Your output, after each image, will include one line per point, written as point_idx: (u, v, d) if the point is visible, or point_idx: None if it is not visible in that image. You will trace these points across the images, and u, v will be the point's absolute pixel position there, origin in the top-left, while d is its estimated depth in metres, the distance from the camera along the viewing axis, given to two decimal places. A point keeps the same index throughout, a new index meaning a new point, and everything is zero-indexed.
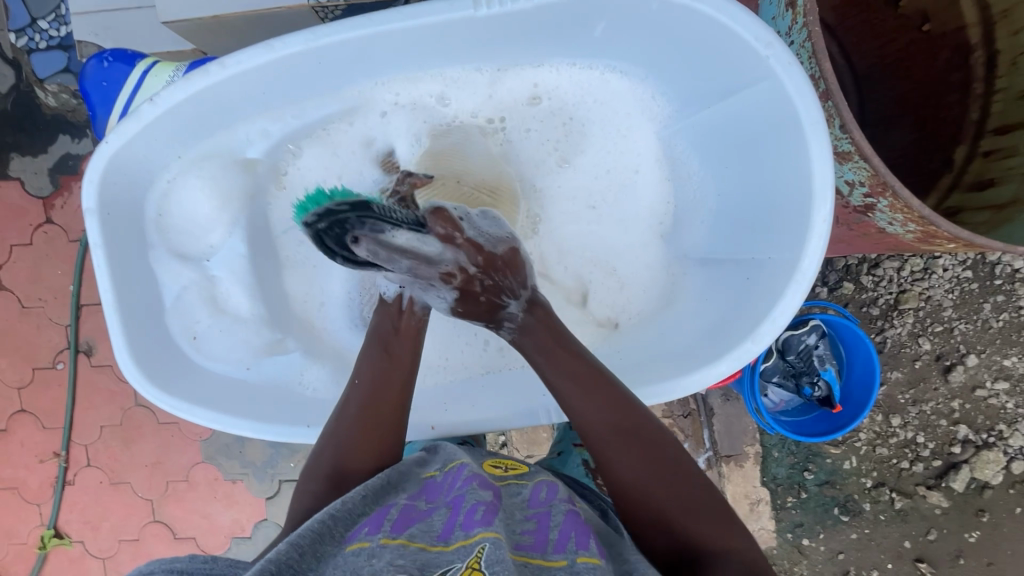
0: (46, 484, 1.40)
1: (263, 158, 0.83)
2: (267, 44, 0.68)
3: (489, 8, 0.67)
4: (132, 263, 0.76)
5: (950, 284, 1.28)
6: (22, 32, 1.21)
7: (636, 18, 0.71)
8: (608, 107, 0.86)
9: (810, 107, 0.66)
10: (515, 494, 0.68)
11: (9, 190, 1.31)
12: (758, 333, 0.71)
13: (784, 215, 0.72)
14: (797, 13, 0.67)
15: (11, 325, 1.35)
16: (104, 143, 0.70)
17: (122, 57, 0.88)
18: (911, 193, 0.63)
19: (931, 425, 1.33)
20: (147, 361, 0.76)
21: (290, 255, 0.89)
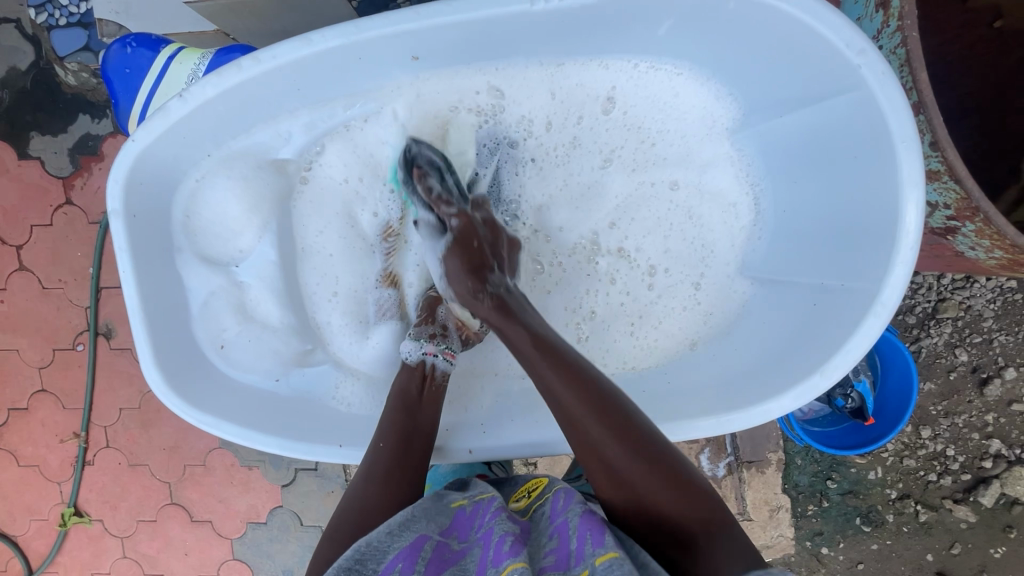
0: (67, 463, 1.42)
1: (295, 159, 0.81)
2: (304, 38, 0.65)
3: (547, 2, 0.63)
4: (160, 270, 0.74)
5: (993, 294, 1.23)
6: (42, 8, 1.18)
7: (703, 16, 0.67)
8: (665, 112, 0.81)
9: (903, 122, 0.61)
10: (541, 521, 0.62)
11: (30, 169, 1.29)
12: (829, 367, 0.68)
13: (866, 238, 0.69)
14: (891, 16, 0.62)
15: (31, 305, 1.35)
16: (132, 140, 0.68)
17: (146, 43, 0.85)
18: (1004, 220, 0.59)
19: (962, 438, 1.29)
20: (173, 373, 0.74)
21: (317, 260, 0.86)
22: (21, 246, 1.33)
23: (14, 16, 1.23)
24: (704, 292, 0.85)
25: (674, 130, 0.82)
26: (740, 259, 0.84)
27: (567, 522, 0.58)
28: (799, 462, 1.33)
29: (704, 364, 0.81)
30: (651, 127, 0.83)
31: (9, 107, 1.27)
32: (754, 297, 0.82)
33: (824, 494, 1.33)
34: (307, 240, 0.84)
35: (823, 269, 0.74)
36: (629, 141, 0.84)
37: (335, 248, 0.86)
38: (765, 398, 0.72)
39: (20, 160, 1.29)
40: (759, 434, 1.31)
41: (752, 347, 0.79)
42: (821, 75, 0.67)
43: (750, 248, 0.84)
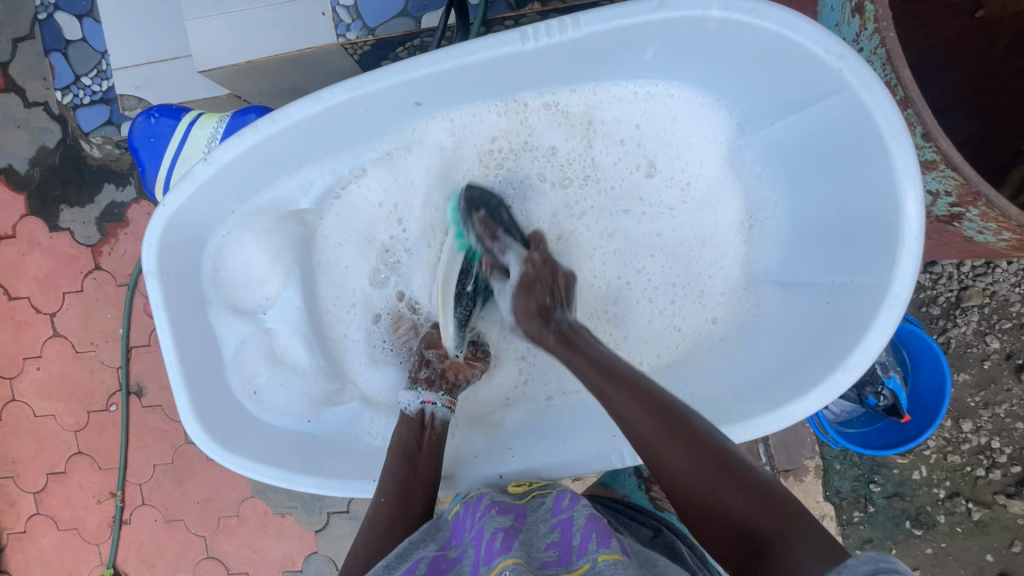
0: (104, 523, 1.44)
1: (313, 207, 0.84)
2: (314, 96, 0.69)
3: (536, 40, 0.66)
4: (195, 321, 0.76)
5: (1016, 278, 1.20)
6: (68, 89, 1.27)
7: (684, 42, 0.70)
8: (678, 130, 0.83)
9: (890, 117, 0.63)
10: (538, 507, 0.66)
11: (61, 240, 1.36)
12: (849, 363, 0.67)
13: (867, 232, 0.70)
14: (866, 19, 0.64)
15: (65, 370, 1.40)
16: (163, 204, 0.71)
17: (168, 112, 0.90)
18: (1007, 201, 0.58)
19: (1006, 429, 1.25)
20: (210, 422, 0.75)
21: (340, 302, 0.89)
22: (54, 314, 1.38)
23: (42, 99, 1.31)
24: (720, 303, 0.85)
25: (683, 147, 0.84)
26: (756, 265, 0.84)
27: (572, 520, 0.59)
28: (838, 467, 1.29)
29: (722, 372, 0.81)
30: (667, 146, 0.84)
31: (40, 183, 1.34)
32: (774, 299, 0.82)
33: (869, 498, 1.28)
34: (330, 286, 0.88)
35: (833, 266, 0.75)
36: (645, 160, 0.86)
37: (357, 288, 0.89)
38: (792, 400, 0.72)
39: (52, 232, 1.36)
40: (792, 441, 1.28)
41: (768, 350, 0.80)
42: (809, 82, 0.69)
43: (765, 253, 0.83)
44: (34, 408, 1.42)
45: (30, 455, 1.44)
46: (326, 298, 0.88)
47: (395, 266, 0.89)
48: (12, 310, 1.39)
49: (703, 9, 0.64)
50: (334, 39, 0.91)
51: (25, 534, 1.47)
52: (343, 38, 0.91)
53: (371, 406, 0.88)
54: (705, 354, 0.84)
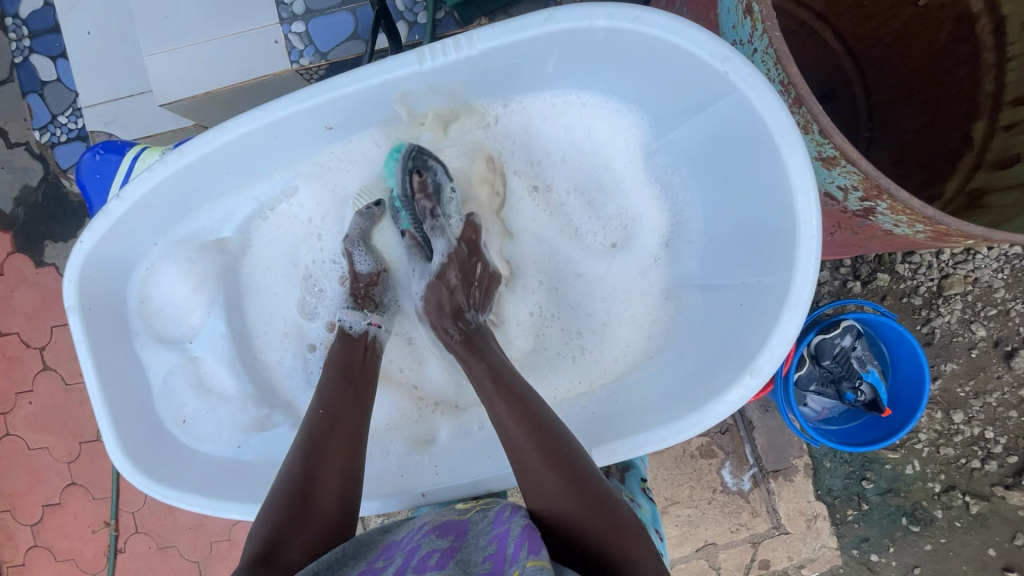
0: (100, 552, 1.45)
1: (235, 236, 0.85)
2: (221, 127, 0.70)
3: (434, 60, 0.68)
4: (118, 354, 0.78)
5: (998, 263, 1.19)
6: (45, 129, 1.30)
7: (587, 48, 0.69)
8: (592, 142, 0.85)
9: (778, 118, 0.62)
10: (478, 523, 0.64)
11: (47, 275, 1.39)
12: (756, 365, 0.67)
13: (768, 232, 0.69)
14: (755, 20, 0.59)
15: (56, 402, 1.42)
16: (80, 242, 0.72)
17: (113, 148, 0.92)
18: (910, 193, 0.55)
19: (1000, 418, 1.22)
20: (138, 453, 0.76)
21: (270, 331, 0.90)
22: (43, 348, 1.41)
23: (23, 139, 1.35)
24: (648, 309, 0.85)
25: (603, 154, 0.85)
26: (678, 268, 0.84)
27: (507, 532, 0.58)
28: (828, 464, 1.26)
29: (652, 378, 0.81)
30: (584, 157, 0.86)
31: (24, 221, 1.38)
32: (698, 304, 0.81)
33: (862, 496, 1.26)
34: (258, 317, 0.89)
35: (741, 267, 0.75)
36: (566, 172, 0.87)
37: (285, 317, 0.90)
38: (710, 399, 0.70)
39: (38, 267, 1.39)
40: (779, 441, 1.25)
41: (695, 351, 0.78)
42: (702, 85, 0.68)
43: (688, 258, 0.83)
44: (28, 441, 1.45)
45: (25, 488, 1.46)
46: (254, 326, 0.89)
47: (322, 294, 0.91)
48: (3, 346, 1.42)
49: (590, 19, 0.64)
50: (289, 65, 0.93)
51: (24, 567, 1.49)
52: (297, 65, 0.93)
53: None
54: (634, 362, 0.84)
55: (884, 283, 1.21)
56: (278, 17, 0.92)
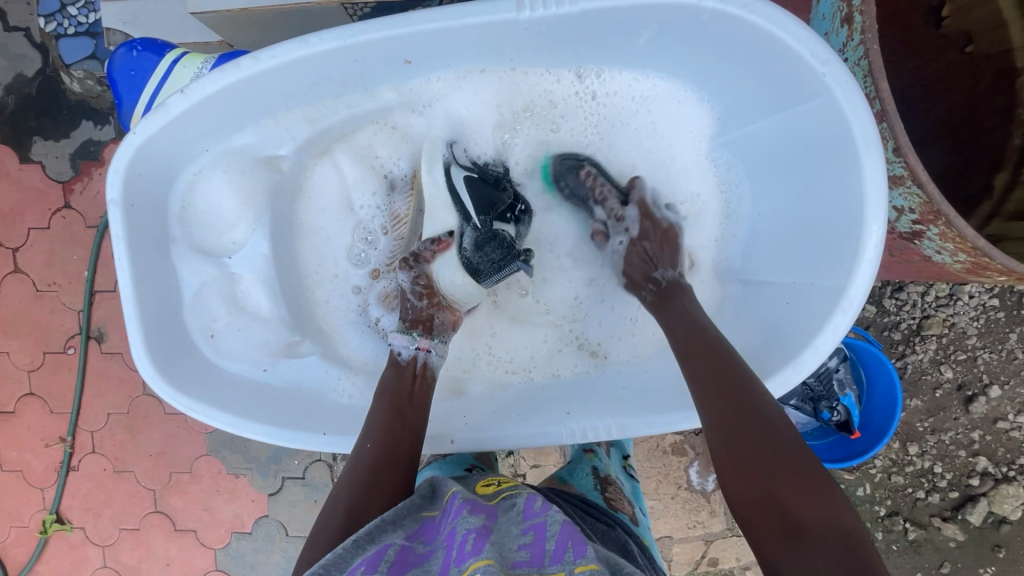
0: (51, 468, 1.41)
1: (291, 156, 0.82)
2: (301, 39, 0.68)
3: (533, 12, 0.67)
4: (154, 258, 0.75)
5: (976, 312, 1.25)
6: (52, 17, 1.20)
7: (678, 31, 0.71)
8: (670, 135, 0.85)
9: (866, 128, 0.64)
10: (509, 508, 0.64)
11: (31, 172, 1.31)
12: (800, 361, 0.70)
13: (825, 235, 0.72)
14: (853, 30, 0.65)
15: (24, 307, 1.36)
16: (132, 134, 0.70)
17: (152, 48, 0.87)
18: (965, 223, 0.59)
19: (949, 455, 1.30)
20: (164, 359, 0.75)
21: (321, 272, 0.89)
22: (17, 249, 1.34)
23: (23, 25, 1.26)
24: (690, 294, 0.86)
25: (672, 143, 0.86)
26: (719, 259, 0.86)
27: (545, 524, 0.58)
28: None
29: (675, 361, 0.84)
30: (656, 147, 0.86)
31: (13, 112, 1.29)
32: (740, 298, 0.83)
33: None
34: (310, 249, 0.88)
35: (796, 269, 0.77)
36: (635, 162, 0.88)
37: (335, 253, 0.89)
38: None
39: (22, 164, 1.31)
40: None
41: (724, 342, 0.81)
42: (791, 84, 0.70)
43: (729, 251, 0.85)
44: None
45: None
46: (306, 259, 0.88)
47: (374, 243, 0.90)
48: None
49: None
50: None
51: None
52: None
53: (343, 365, 0.87)
54: (663, 343, 0.86)
55: (869, 314, 1.28)
56: None
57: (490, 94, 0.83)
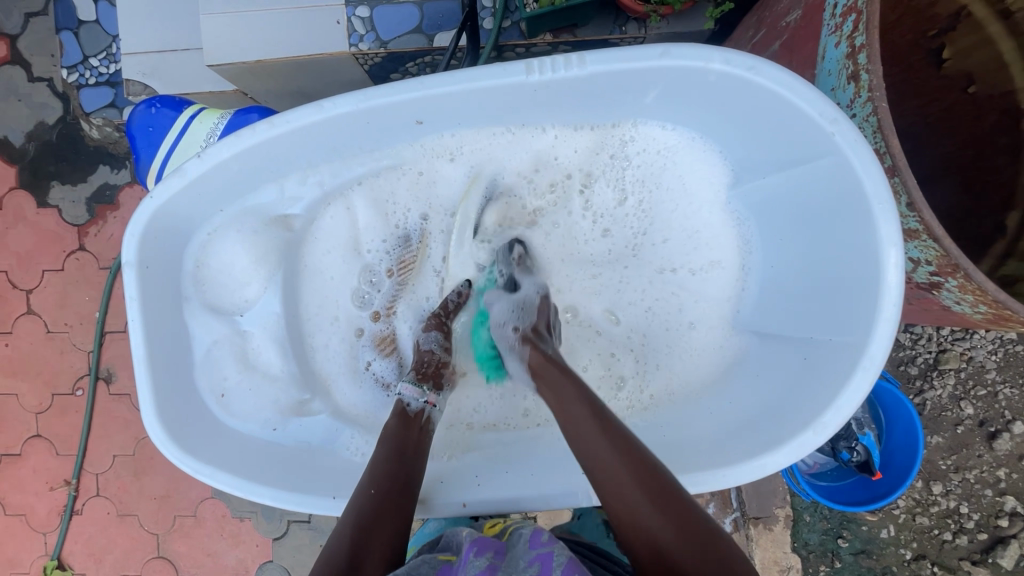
0: (54, 512, 1.39)
1: (302, 214, 0.83)
2: (317, 105, 0.69)
3: (540, 74, 0.68)
4: (165, 318, 0.75)
5: (993, 346, 1.23)
6: (74, 68, 1.25)
7: (685, 89, 0.72)
8: (702, 203, 0.86)
9: (877, 185, 0.63)
10: (515, 544, 0.62)
11: (48, 216, 1.34)
12: (820, 423, 0.69)
13: (843, 291, 0.71)
14: (861, 87, 0.62)
15: (35, 348, 1.36)
16: (150, 198, 0.71)
17: (170, 104, 0.90)
18: (985, 275, 0.58)
19: (975, 494, 1.26)
20: (170, 420, 0.74)
21: (323, 313, 0.89)
22: (30, 291, 1.35)
23: (45, 75, 1.31)
24: (704, 343, 0.87)
25: (685, 198, 0.86)
26: (731, 311, 0.87)
27: (550, 555, 0.58)
28: (808, 519, 1.28)
29: (691, 416, 0.83)
30: (684, 216, 0.87)
31: (33, 158, 1.33)
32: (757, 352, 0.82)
33: (835, 554, 1.27)
34: (314, 297, 0.88)
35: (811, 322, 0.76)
36: (647, 216, 0.88)
37: (341, 302, 0.89)
38: (761, 450, 0.72)
39: (39, 208, 1.34)
40: (764, 489, 1.27)
41: (739, 396, 0.81)
42: (793, 144, 0.71)
43: (740, 303, 0.86)
44: None
45: None
46: (309, 308, 0.88)
47: (378, 286, 0.91)
48: None
49: (705, 62, 0.66)
50: (347, 48, 0.92)
51: None
52: (355, 48, 0.92)
53: (350, 423, 0.86)
54: (680, 396, 0.86)
55: None
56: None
57: (501, 150, 0.84)
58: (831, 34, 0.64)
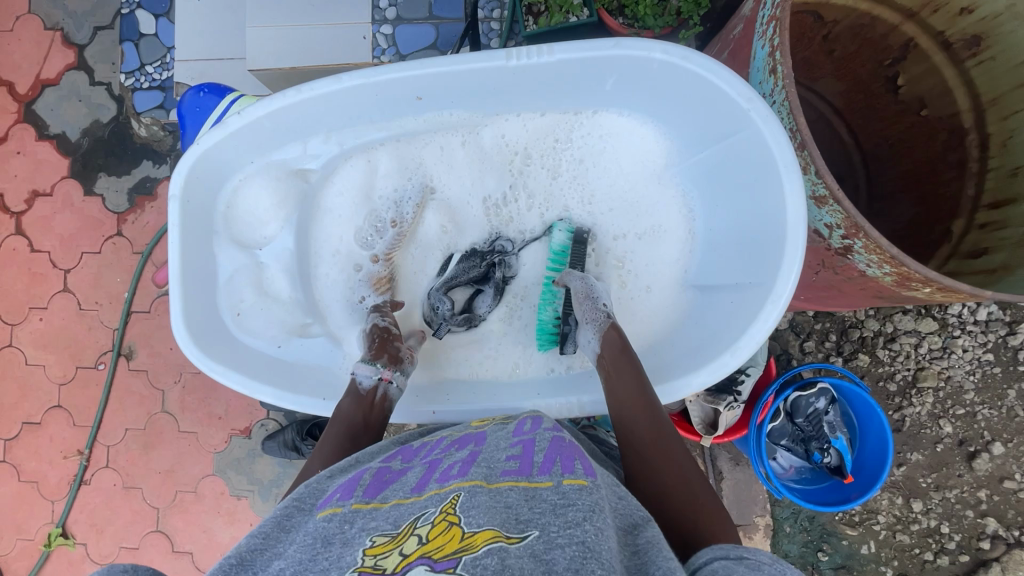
0: (64, 481, 1.46)
1: (319, 170, 0.93)
2: (335, 77, 0.81)
3: (518, 59, 0.79)
4: (197, 244, 0.86)
5: (971, 366, 1.27)
6: (131, 74, 1.41)
7: (643, 75, 0.81)
8: (647, 180, 0.95)
9: (782, 149, 0.70)
10: (497, 433, 0.70)
11: (92, 203, 1.48)
12: (736, 347, 0.76)
13: (760, 241, 0.79)
14: (777, 77, 0.67)
15: (66, 323, 1.48)
16: (195, 145, 0.82)
17: (217, 91, 1.02)
18: (881, 233, 0.58)
19: (956, 515, 1.27)
20: (196, 325, 0.84)
21: (329, 247, 0.96)
22: (68, 271, 1.48)
23: (105, 80, 1.47)
24: (655, 296, 0.94)
25: (643, 170, 0.95)
26: (679, 268, 0.94)
27: (533, 442, 0.63)
28: (788, 529, 1.29)
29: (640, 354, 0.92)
30: (632, 192, 0.95)
31: (85, 151, 1.48)
32: (697, 301, 0.90)
33: (816, 567, 1.28)
34: (321, 238, 0.96)
35: (740, 271, 0.83)
36: (608, 186, 0.96)
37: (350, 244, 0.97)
38: (689, 374, 0.81)
39: (86, 196, 1.48)
40: (744, 496, 1.30)
41: (680, 341, 0.88)
42: (725, 119, 0.79)
43: (686, 262, 0.93)
44: (27, 356, 1.48)
45: (11, 402, 1.49)
46: (319, 247, 0.96)
47: (382, 232, 0.96)
48: (32, 262, 1.49)
49: (647, 52, 0.76)
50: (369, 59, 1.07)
51: None
52: (377, 59, 1.07)
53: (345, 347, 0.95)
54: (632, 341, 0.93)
55: (864, 363, 1.29)
56: (371, 19, 1.07)
57: (487, 122, 0.93)
58: (760, 35, 0.69)
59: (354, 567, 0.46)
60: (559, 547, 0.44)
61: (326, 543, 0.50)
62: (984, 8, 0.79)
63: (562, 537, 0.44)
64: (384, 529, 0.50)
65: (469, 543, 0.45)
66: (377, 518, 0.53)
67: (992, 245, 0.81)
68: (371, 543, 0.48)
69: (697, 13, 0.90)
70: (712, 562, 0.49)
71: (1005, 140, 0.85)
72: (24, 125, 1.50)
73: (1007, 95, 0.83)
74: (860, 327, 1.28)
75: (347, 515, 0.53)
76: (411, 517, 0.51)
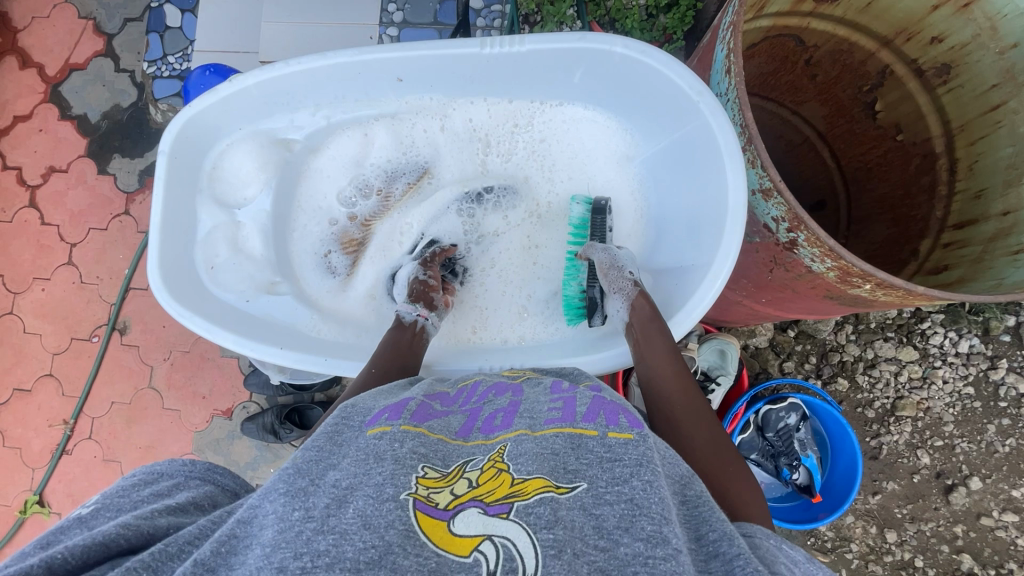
0: (47, 449, 1.49)
1: (302, 141, 0.98)
2: (320, 54, 0.86)
3: (492, 48, 0.85)
4: (180, 199, 0.90)
5: (950, 398, 1.26)
6: (154, 62, 1.47)
7: (610, 66, 0.86)
8: (611, 171, 1.00)
9: (729, 141, 0.74)
10: (539, 386, 0.69)
11: (104, 182, 1.54)
12: (674, 323, 0.80)
13: (707, 226, 0.83)
14: (728, 76, 0.70)
15: (66, 295, 1.52)
16: (186, 107, 0.87)
17: (221, 72, 1.07)
18: (819, 225, 0.60)
19: (931, 549, 1.25)
20: (168, 273, 0.87)
21: (309, 213, 1.02)
22: (74, 245, 1.53)
23: (129, 68, 1.55)
24: None
25: (607, 160, 1.00)
26: (633, 253, 0.99)
27: (574, 399, 0.61)
28: None
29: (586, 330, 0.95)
30: (597, 181, 1.01)
31: (103, 133, 1.55)
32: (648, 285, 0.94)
33: None
34: (299, 205, 1.01)
35: (690, 255, 0.86)
36: (573, 172, 1.02)
37: (328, 211, 1.02)
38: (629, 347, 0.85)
39: (99, 174, 1.54)
40: None
41: None
42: (682, 112, 0.83)
43: (640, 247, 0.98)
44: (26, 324, 1.53)
45: (4, 368, 1.52)
46: (297, 212, 1.01)
47: (362, 200, 1.03)
48: (41, 234, 1.55)
49: (609, 46, 0.82)
50: None
51: None
52: None
53: (311, 307, 0.99)
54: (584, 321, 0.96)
55: (842, 388, 1.28)
56: (378, 21, 1.13)
57: (466, 106, 0.98)
58: (720, 40, 0.71)
59: (409, 491, 0.45)
60: (608, 504, 0.45)
61: (378, 458, 0.49)
62: (953, 37, 0.83)
63: (611, 493, 0.46)
64: (434, 463, 0.50)
65: (519, 489, 0.46)
66: (426, 445, 0.53)
67: (952, 263, 0.84)
68: (424, 473, 0.49)
69: (682, 28, 1.02)
70: (755, 537, 0.50)
71: (972, 164, 0.87)
72: (49, 105, 1.57)
73: (976, 122, 0.86)
74: (841, 352, 1.28)
75: (398, 435, 0.52)
76: (460, 460, 0.52)
